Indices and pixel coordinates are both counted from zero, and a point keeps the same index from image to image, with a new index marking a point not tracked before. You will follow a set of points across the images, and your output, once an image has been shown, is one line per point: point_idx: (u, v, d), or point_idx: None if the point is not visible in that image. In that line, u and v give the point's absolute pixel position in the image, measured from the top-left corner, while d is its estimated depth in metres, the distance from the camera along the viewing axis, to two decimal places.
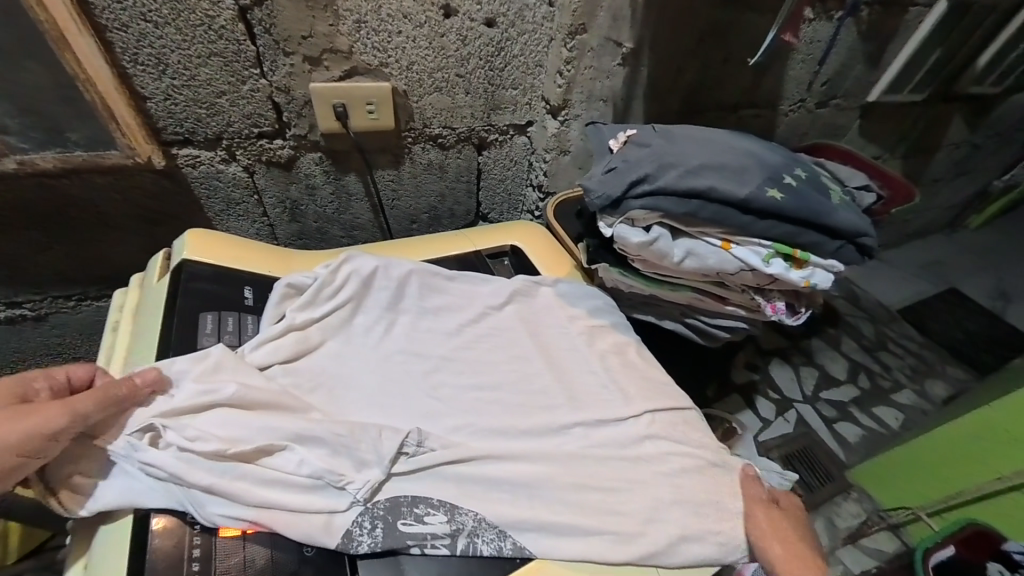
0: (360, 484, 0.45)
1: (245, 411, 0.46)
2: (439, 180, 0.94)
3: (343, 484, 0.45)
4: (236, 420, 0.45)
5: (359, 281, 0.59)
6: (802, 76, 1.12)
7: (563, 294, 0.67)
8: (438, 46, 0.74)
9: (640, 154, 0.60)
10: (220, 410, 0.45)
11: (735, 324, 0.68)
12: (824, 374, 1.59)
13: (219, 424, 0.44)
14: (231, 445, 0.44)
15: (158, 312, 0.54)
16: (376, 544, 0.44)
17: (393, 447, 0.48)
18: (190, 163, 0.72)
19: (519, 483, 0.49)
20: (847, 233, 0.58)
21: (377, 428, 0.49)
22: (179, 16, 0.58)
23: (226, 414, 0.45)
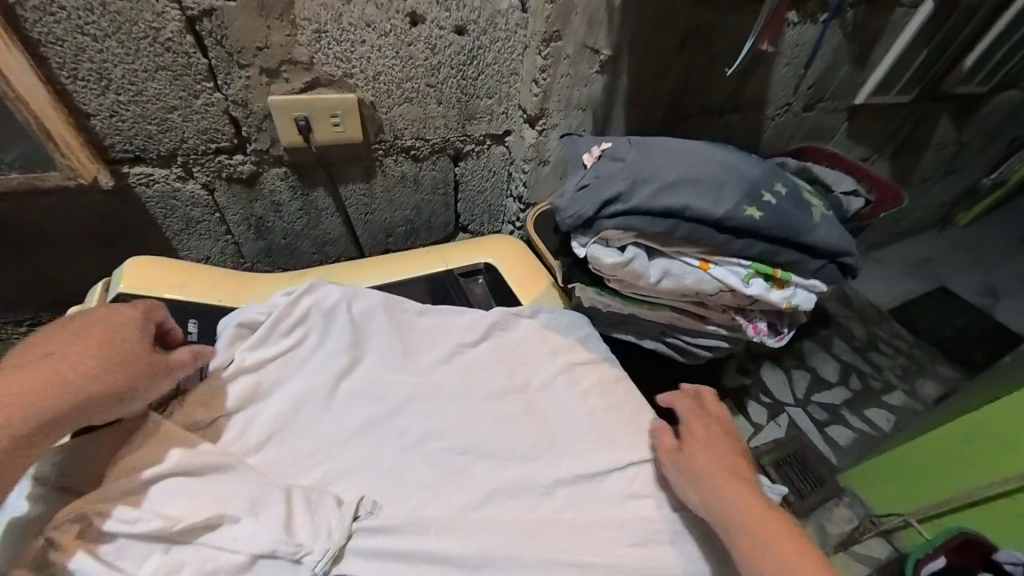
0: (317, 557, 0.43)
1: (191, 476, 0.45)
2: (413, 192, 0.91)
3: (299, 556, 0.43)
4: (182, 492, 0.44)
5: (318, 315, 0.57)
6: (788, 79, 1.09)
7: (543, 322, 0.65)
8: (406, 55, 0.71)
9: (614, 169, 0.58)
10: (165, 482, 0.44)
11: (716, 342, 0.66)
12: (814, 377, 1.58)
13: (167, 498, 0.43)
14: (176, 523, 0.42)
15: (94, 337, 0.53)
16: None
17: (352, 514, 0.46)
18: (144, 182, 0.68)
19: (474, 560, 0.46)
20: (828, 252, 0.55)
21: (330, 500, 0.47)
22: (119, 28, 0.54)
23: (176, 484, 0.44)
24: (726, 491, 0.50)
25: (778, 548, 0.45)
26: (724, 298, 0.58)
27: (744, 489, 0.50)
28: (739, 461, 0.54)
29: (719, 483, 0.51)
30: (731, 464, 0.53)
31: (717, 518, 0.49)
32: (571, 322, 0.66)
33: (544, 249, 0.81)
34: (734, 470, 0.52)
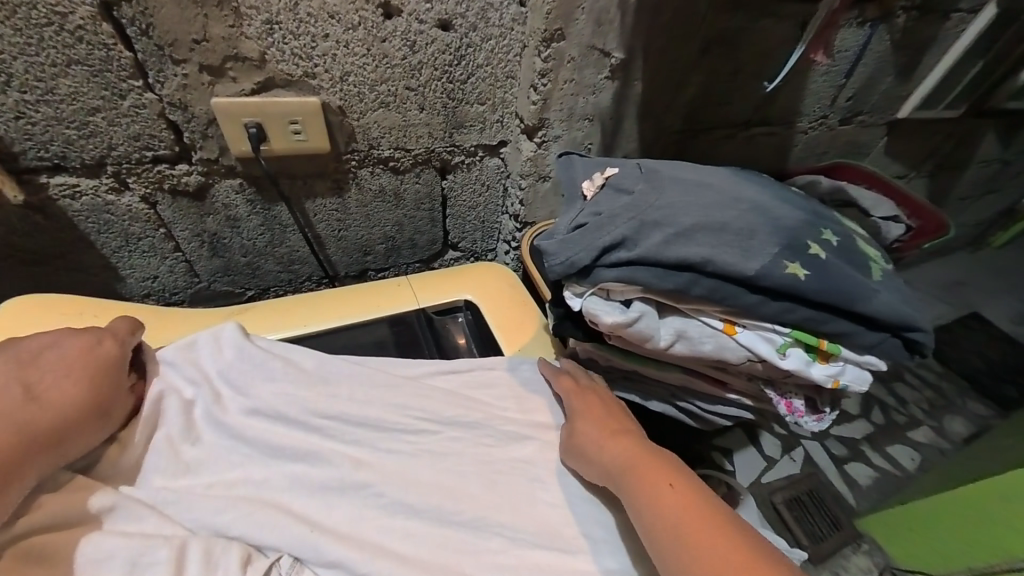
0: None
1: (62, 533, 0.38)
2: (393, 208, 0.80)
3: None
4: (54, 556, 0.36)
5: (233, 357, 0.51)
6: (824, 90, 0.96)
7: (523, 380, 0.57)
8: (379, 53, 0.60)
9: (618, 205, 0.47)
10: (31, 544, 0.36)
11: (738, 413, 0.54)
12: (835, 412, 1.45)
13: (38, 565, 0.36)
14: None
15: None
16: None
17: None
18: (68, 194, 0.58)
19: None
20: (891, 324, 0.43)
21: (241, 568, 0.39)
22: (13, 12, 0.44)
23: (57, 549, 0.37)
24: (612, 446, 0.45)
25: (659, 490, 0.39)
26: (752, 368, 0.46)
27: (598, 428, 0.48)
28: (622, 414, 0.50)
29: (585, 442, 0.48)
30: (613, 419, 0.49)
31: (608, 479, 0.44)
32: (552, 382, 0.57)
33: (537, 276, 0.69)
34: (607, 420, 0.48)
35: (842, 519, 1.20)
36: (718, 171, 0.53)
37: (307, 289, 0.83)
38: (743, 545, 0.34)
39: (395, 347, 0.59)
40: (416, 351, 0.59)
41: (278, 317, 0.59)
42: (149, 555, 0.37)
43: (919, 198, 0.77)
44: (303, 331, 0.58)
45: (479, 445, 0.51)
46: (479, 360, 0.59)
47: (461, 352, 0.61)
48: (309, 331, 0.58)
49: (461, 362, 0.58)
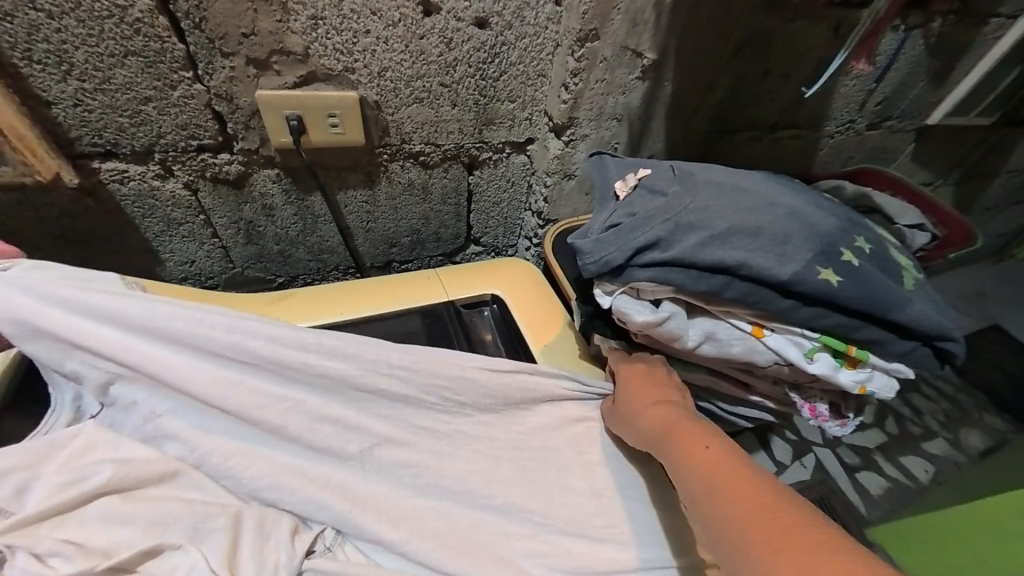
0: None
1: (125, 494, 0.44)
2: (420, 202, 0.81)
3: None
4: (118, 512, 0.43)
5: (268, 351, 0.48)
6: (854, 93, 0.95)
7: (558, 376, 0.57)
8: (417, 50, 0.62)
9: (653, 206, 0.48)
10: (101, 499, 0.43)
11: (760, 415, 0.55)
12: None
13: (102, 518, 0.42)
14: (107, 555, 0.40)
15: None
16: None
17: (303, 552, 0.46)
18: (117, 179, 0.60)
19: None
20: (922, 333, 0.44)
21: (289, 534, 0.47)
22: (78, 4, 0.46)
23: (113, 506, 0.43)
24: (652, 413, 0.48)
25: (691, 449, 0.41)
26: (779, 372, 0.47)
27: (641, 394, 0.50)
28: (670, 383, 0.50)
29: (628, 412, 0.51)
30: (656, 388, 0.50)
31: (648, 444, 0.47)
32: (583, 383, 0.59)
33: (562, 274, 0.70)
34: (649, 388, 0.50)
35: (852, 527, 1.19)
36: (750, 175, 0.54)
37: (333, 279, 0.86)
38: (768, 493, 0.34)
39: (423, 338, 0.60)
40: (445, 342, 0.60)
41: (313, 305, 0.60)
42: (210, 520, 0.45)
43: (947, 208, 0.76)
44: (336, 320, 0.60)
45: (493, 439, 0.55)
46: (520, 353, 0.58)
47: (488, 346, 0.62)
48: (341, 320, 0.60)
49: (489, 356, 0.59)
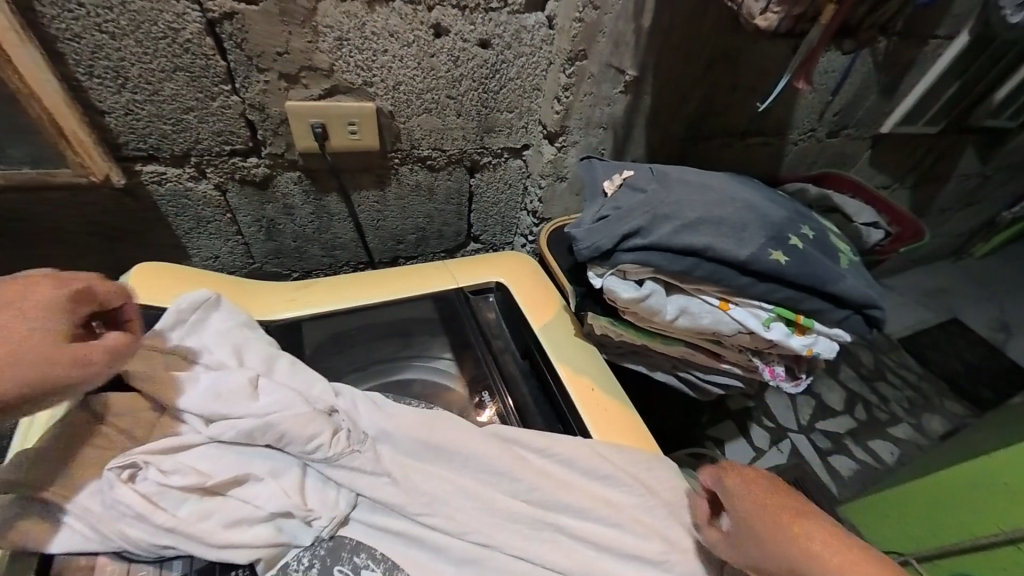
0: (324, 521, 0.44)
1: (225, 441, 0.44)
2: (426, 201, 0.89)
3: (309, 519, 0.43)
4: (219, 454, 0.43)
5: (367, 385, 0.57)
6: (814, 105, 1.06)
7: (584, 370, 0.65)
8: (427, 66, 0.70)
9: (634, 201, 0.56)
10: (208, 443, 0.44)
11: (729, 381, 0.64)
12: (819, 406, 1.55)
13: (203, 458, 0.43)
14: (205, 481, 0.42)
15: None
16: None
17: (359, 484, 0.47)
18: (155, 180, 0.66)
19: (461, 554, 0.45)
20: (855, 303, 0.53)
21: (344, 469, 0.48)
22: (139, 27, 0.53)
23: (210, 446, 0.44)
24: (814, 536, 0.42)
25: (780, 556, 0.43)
26: (741, 340, 0.56)
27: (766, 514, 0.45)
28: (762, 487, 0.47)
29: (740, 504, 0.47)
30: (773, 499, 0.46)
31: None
32: (582, 358, 0.64)
33: (554, 265, 0.77)
34: (782, 507, 0.45)
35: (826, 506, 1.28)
36: (716, 175, 0.63)
37: (345, 272, 0.92)
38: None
39: (437, 321, 0.66)
40: (454, 323, 0.66)
41: (332, 291, 0.64)
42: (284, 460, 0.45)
43: (904, 211, 0.84)
44: (355, 303, 0.63)
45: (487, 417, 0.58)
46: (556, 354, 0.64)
47: (493, 324, 0.68)
48: (359, 304, 0.64)
49: (515, 354, 0.65)
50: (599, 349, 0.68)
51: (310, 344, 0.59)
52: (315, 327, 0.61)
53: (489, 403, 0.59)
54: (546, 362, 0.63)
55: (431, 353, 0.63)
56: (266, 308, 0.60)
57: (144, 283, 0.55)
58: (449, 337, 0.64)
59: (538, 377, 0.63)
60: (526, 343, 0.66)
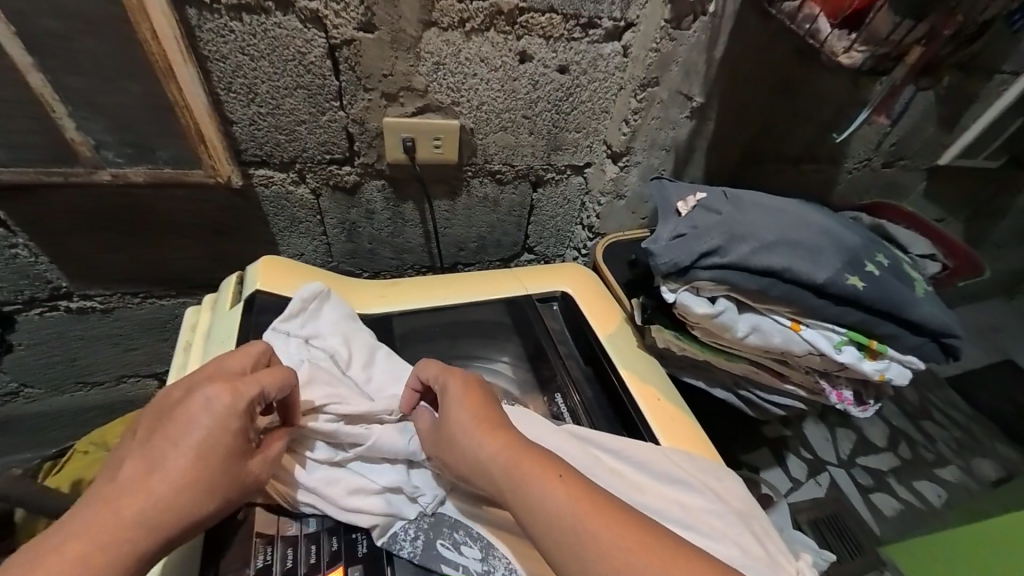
0: (427, 498, 0.47)
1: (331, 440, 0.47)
2: (491, 212, 0.94)
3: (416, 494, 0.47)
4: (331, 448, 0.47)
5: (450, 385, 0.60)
6: (870, 135, 1.06)
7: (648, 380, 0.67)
8: (510, 89, 0.75)
9: (710, 221, 0.60)
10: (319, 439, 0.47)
11: (790, 402, 0.65)
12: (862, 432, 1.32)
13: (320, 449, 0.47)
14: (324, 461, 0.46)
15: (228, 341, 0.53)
16: (414, 555, 0.44)
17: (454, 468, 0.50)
18: (264, 182, 0.74)
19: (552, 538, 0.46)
20: (931, 329, 0.55)
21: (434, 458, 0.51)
22: (274, 50, 0.61)
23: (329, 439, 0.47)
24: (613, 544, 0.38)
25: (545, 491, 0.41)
26: (811, 361, 0.58)
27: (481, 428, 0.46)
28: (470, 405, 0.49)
29: (517, 487, 0.42)
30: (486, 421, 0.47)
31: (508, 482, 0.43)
32: (645, 368, 0.67)
33: (610, 277, 0.81)
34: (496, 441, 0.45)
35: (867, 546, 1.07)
36: (786, 200, 0.66)
37: (409, 275, 0.97)
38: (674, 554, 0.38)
39: (508, 324, 0.70)
40: (525, 326, 0.70)
41: (420, 291, 0.70)
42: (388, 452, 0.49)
43: (958, 239, 0.83)
44: (441, 304, 0.69)
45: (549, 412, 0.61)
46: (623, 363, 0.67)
47: (558, 334, 0.71)
48: (444, 304, 0.69)
49: (580, 360, 0.68)
50: (660, 362, 0.70)
51: (392, 339, 0.64)
52: (399, 323, 0.66)
53: (561, 403, 0.62)
54: (613, 369, 0.66)
55: (492, 355, 0.66)
56: (365, 302, 0.66)
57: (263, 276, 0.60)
58: (521, 342, 0.68)
59: (602, 384, 0.66)
60: (591, 350, 0.69)
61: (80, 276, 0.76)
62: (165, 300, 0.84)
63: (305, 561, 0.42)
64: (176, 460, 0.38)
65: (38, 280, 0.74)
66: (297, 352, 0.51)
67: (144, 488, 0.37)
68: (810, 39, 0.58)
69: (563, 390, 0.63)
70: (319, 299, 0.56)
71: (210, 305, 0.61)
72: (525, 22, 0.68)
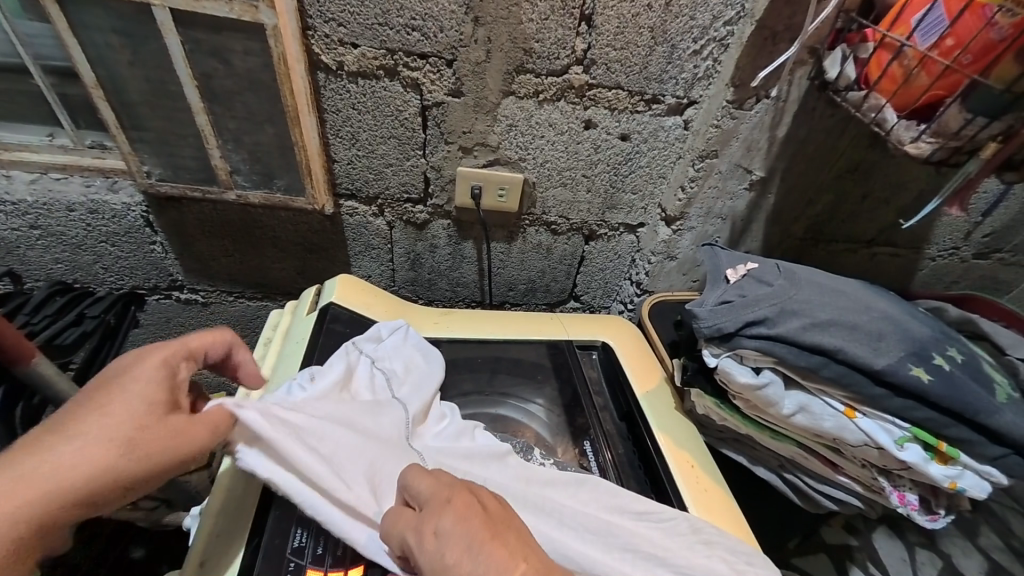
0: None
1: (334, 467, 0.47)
2: (543, 259, 0.99)
3: None
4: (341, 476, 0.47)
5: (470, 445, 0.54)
6: (958, 224, 0.96)
7: (685, 446, 0.63)
8: (573, 150, 0.82)
9: (761, 292, 0.59)
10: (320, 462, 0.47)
11: (847, 498, 0.59)
12: (992, 570, 0.85)
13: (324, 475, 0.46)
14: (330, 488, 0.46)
15: (301, 349, 0.61)
16: None
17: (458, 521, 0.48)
18: (350, 213, 0.86)
19: None
20: (1014, 441, 0.49)
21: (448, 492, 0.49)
22: (379, 108, 0.73)
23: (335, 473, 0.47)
24: None
25: None
26: (868, 454, 0.53)
27: (484, 575, 0.36)
28: (459, 520, 0.40)
29: None
30: (492, 549, 0.38)
31: None
32: (685, 435, 0.65)
33: (655, 337, 0.80)
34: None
35: None
36: (846, 280, 0.64)
37: (460, 308, 1.04)
38: None
39: (547, 365, 0.72)
40: (563, 370, 0.71)
41: (471, 323, 0.74)
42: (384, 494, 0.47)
43: None
44: (485, 337, 0.73)
45: (569, 458, 0.62)
46: (659, 424, 0.65)
47: (595, 383, 0.71)
48: (489, 338, 0.73)
49: (611, 412, 0.68)
50: (699, 430, 0.68)
51: None
52: (445, 349, 0.70)
53: (590, 454, 0.62)
54: (647, 431, 0.65)
55: (526, 396, 0.68)
56: (419, 326, 0.72)
57: (344, 288, 0.69)
58: (557, 384, 0.70)
59: (635, 442, 0.65)
60: (627, 406, 0.68)
61: (194, 272, 0.90)
62: (252, 301, 0.97)
63: (332, 553, 0.46)
64: (134, 412, 0.39)
65: (163, 272, 0.90)
66: (363, 370, 0.58)
67: (84, 435, 0.36)
68: (877, 126, 0.60)
69: (596, 443, 0.63)
70: (396, 331, 0.64)
71: (291, 310, 0.70)
72: (593, 95, 0.76)
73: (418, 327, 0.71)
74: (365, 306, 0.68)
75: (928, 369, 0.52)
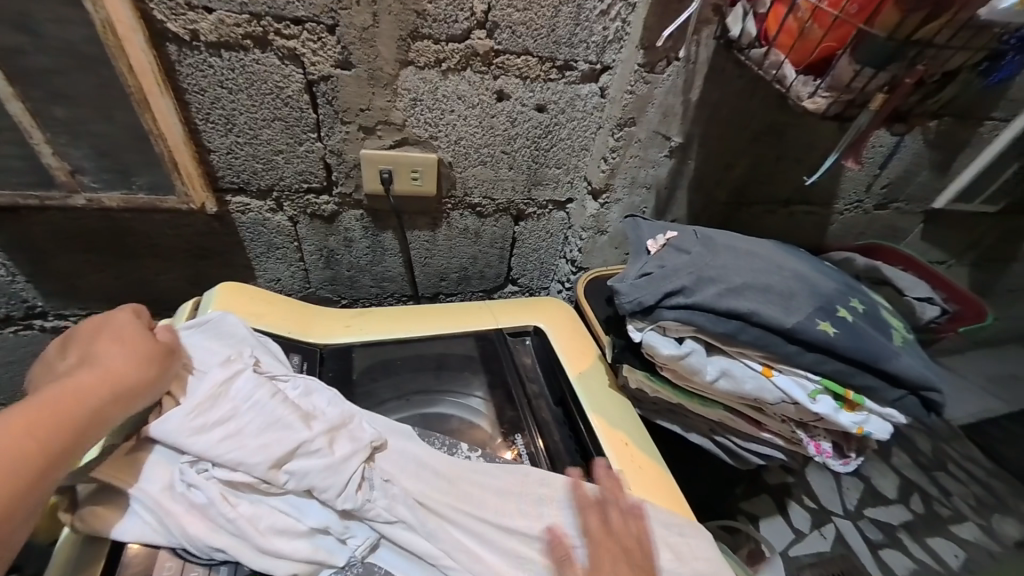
0: (359, 541, 0.47)
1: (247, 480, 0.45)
2: (472, 244, 0.93)
3: (345, 538, 0.46)
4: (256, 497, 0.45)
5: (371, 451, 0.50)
6: (860, 178, 1.01)
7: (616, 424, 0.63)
8: (487, 125, 0.76)
9: (679, 261, 0.58)
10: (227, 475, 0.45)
11: (770, 453, 0.61)
12: None
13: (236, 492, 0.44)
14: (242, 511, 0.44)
15: None
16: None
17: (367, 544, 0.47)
18: (241, 209, 0.75)
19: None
20: (910, 383, 0.52)
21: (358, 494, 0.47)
22: (252, 84, 0.63)
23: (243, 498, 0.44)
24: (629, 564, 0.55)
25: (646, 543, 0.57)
26: (786, 410, 0.55)
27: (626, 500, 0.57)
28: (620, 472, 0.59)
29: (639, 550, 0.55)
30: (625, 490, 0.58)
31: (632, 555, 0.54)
32: (617, 411, 0.64)
33: (591, 314, 0.77)
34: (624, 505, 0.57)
35: None
36: (761, 241, 0.64)
37: (389, 304, 0.96)
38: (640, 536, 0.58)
39: (476, 358, 0.68)
40: (493, 363, 0.68)
41: (388, 322, 0.68)
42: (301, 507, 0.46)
43: (958, 287, 0.78)
44: (404, 336, 0.67)
45: (512, 456, 0.58)
46: (591, 403, 0.64)
47: (529, 370, 0.68)
48: (409, 337, 0.67)
49: (543, 396, 0.65)
50: (634, 404, 0.67)
51: (355, 371, 0.62)
52: (360, 355, 0.64)
53: (517, 443, 0.59)
54: (580, 413, 0.63)
55: (467, 390, 0.64)
56: (327, 333, 0.65)
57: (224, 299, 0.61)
58: (488, 376, 0.66)
59: (570, 425, 0.63)
60: (561, 391, 0.66)
61: (56, 295, 0.76)
62: None
63: None
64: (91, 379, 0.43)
65: (15, 299, 0.75)
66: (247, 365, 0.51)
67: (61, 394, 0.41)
68: (778, 84, 0.59)
69: (527, 434, 0.60)
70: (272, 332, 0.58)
71: None
72: (501, 63, 0.70)
73: (315, 335, 0.64)
74: (251, 317, 0.61)
75: (834, 322, 0.53)
